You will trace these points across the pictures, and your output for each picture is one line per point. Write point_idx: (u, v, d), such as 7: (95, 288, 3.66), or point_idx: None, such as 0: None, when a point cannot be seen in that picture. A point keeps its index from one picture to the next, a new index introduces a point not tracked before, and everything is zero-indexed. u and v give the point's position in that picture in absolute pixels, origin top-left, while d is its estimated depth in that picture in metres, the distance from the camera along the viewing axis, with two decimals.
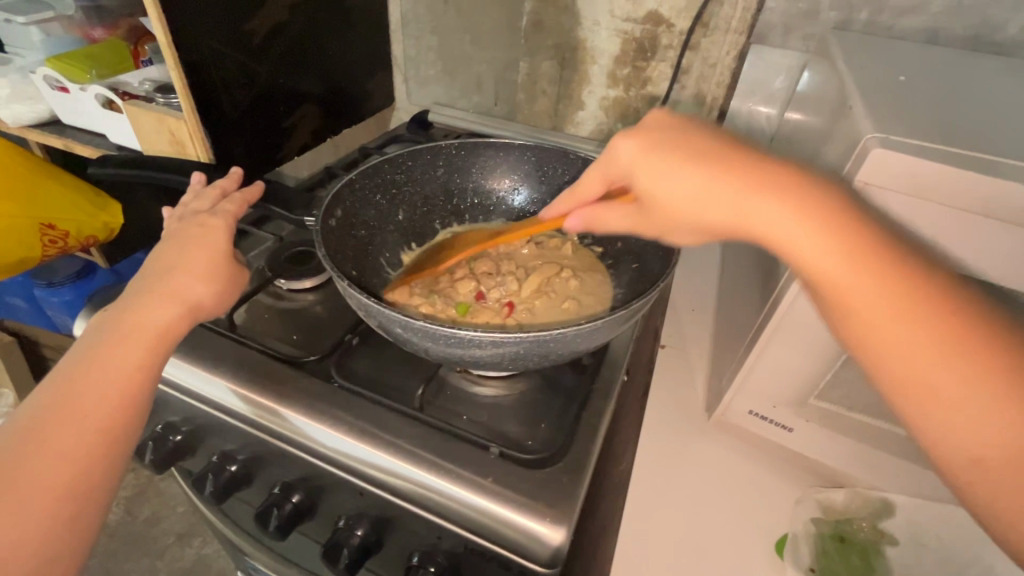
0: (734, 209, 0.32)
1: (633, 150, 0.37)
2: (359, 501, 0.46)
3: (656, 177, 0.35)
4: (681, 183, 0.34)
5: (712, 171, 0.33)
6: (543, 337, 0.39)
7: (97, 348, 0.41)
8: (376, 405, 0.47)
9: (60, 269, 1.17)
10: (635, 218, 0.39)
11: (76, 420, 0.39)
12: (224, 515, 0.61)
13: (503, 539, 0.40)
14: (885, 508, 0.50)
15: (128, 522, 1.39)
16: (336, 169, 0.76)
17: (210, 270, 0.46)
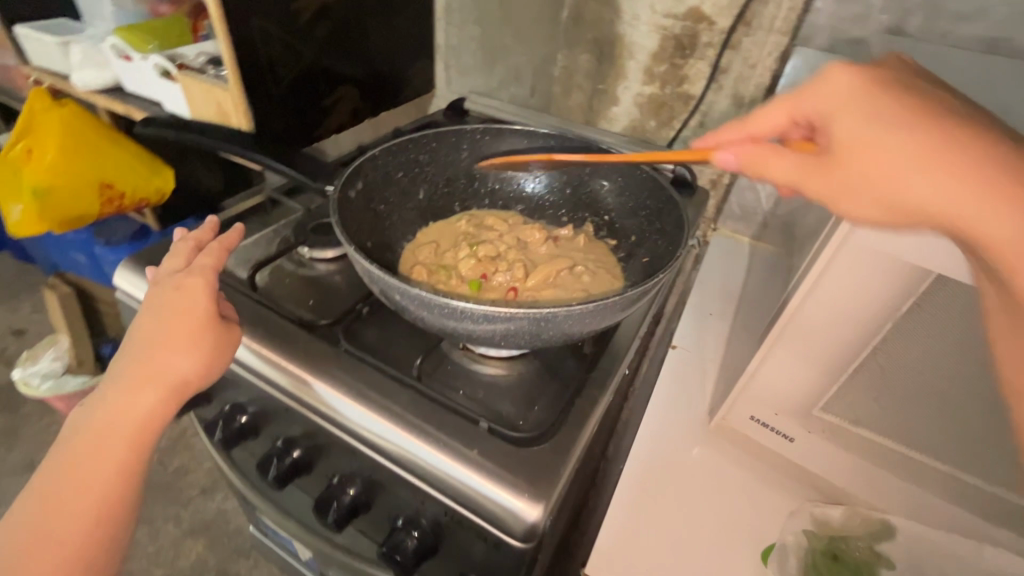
0: (944, 188, 0.28)
1: (846, 88, 0.34)
2: (353, 463, 0.48)
3: (868, 130, 0.31)
4: (898, 145, 0.30)
5: (937, 141, 0.29)
6: (534, 314, 0.40)
7: (93, 425, 0.44)
8: (375, 371, 0.49)
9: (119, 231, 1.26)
10: (804, 166, 0.34)
11: (82, 498, 0.44)
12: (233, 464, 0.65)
13: (483, 513, 0.41)
14: (884, 530, 0.48)
15: (159, 471, 1.48)
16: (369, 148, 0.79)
17: (190, 341, 0.45)
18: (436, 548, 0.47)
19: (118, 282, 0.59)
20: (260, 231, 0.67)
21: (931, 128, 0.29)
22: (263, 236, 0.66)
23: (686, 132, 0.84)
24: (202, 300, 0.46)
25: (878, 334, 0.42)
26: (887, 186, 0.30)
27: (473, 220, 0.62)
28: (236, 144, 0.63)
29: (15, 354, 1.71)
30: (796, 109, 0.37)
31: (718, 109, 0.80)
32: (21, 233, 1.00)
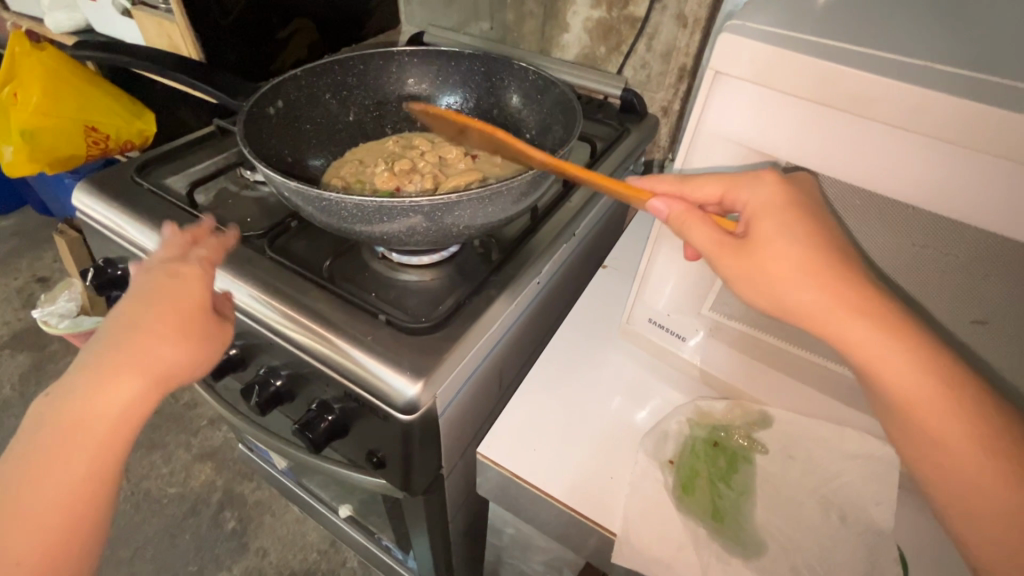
0: (811, 292, 0.36)
1: (777, 193, 0.38)
2: (277, 356, 0.54)
3: (779, 234, 0.37)
4: (790, 258, 0.37)
5: (818, 261, 0.36)
6: (400, 206, 0.43)
7: (63, 415, 0.40)
8: (293, 274, 0.54)
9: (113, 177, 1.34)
10: (725, 246, 0.38)
11: (53, 482, 0.40)
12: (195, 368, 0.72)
13: (377, 391, 0.47)
14: (761, 420, 0.52)
15: (171, 403, 1.62)
16: None
17: (181, 328, 0.44)
18: (347, 430, 0.53)
19: (75, 203, 0.64)
20: (210, 158, 0.72)
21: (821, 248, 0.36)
22: (213, 163, 0.71)
23: (634, 57, 0.83)
24: (203, 288, 0.46)
25: None
26: (774, 283, 0.37)
27: (401, 142, 0.65)
28: (205, 86, 0.71)
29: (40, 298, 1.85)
30: (730, 192, 0.40)
31: (663, 31, 0.79)
32: (16, 173, 1.07)
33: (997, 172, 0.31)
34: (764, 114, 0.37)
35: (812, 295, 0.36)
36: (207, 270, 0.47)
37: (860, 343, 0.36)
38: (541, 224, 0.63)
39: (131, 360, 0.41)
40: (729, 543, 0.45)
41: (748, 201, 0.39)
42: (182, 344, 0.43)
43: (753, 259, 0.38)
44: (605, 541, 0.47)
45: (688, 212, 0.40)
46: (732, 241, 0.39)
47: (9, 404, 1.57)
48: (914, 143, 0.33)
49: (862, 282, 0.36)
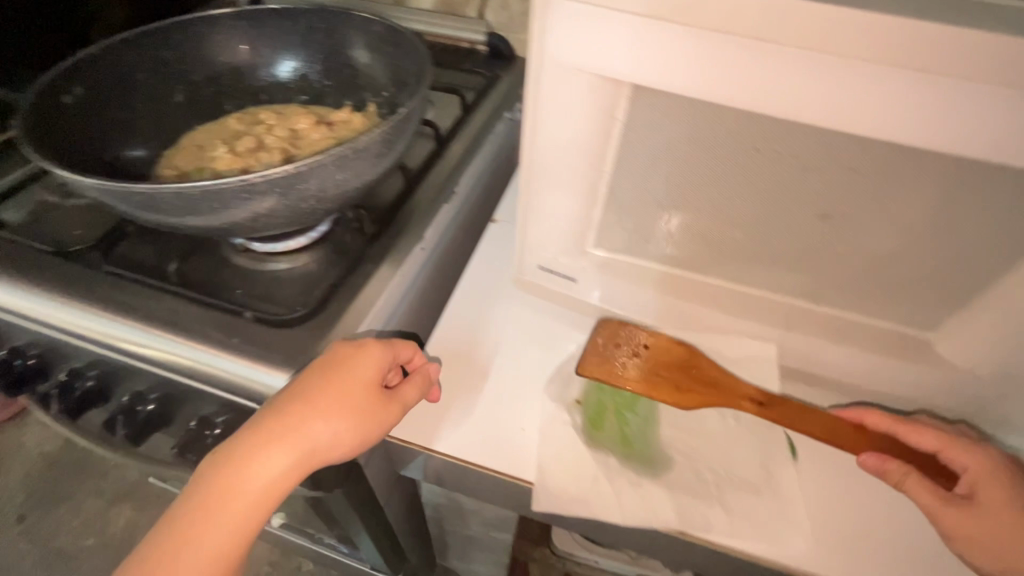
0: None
1: (993, 467, 0.42)
2: (140, 379, 0.48)
3: (1008, 503, 0.41)
4: (1009, 518, 0.40)
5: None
6: (232, 187, 0.38)
7: (217, 484, 0.37)
8: (136, 284, 0.47)
9: None
10: (952, 509, 0.41)
11: (190, 559, 0.36)
12: None
13: (257, 394, 0.43)
14: (656, 343, 0.53)
15: (70, 449, 1.46)
16: None
17: (352, 404, 0.40)
18: None
19: None
20: (15, 168, 0.60)
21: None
22: (19, 173, 0.60)
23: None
24: (380, 362, 0.42)
25: (611, 152, 0.43)
26: (997, 547, 0.40)
27: (245, 118, 0.58)
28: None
29: None
30: (950, 452, 0.43)
31: None
32: None
33: (945, 92, 0.31)
34: (600, 35, 0.36)
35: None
36: (388, 345, 0.44)
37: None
38: (415, 187, 0.59)
39: (283, 431, 0.38)
40: (639, 467, 0.46)
41: (966, 465, 0.43)
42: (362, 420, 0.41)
43: (973, 523, 0.41)
44: (524, 492, 0.47)
45: (905, 471, 0.43)
46: (952, 501, 0.42)
47: None
48: (844, 70, 0.32)
49: None
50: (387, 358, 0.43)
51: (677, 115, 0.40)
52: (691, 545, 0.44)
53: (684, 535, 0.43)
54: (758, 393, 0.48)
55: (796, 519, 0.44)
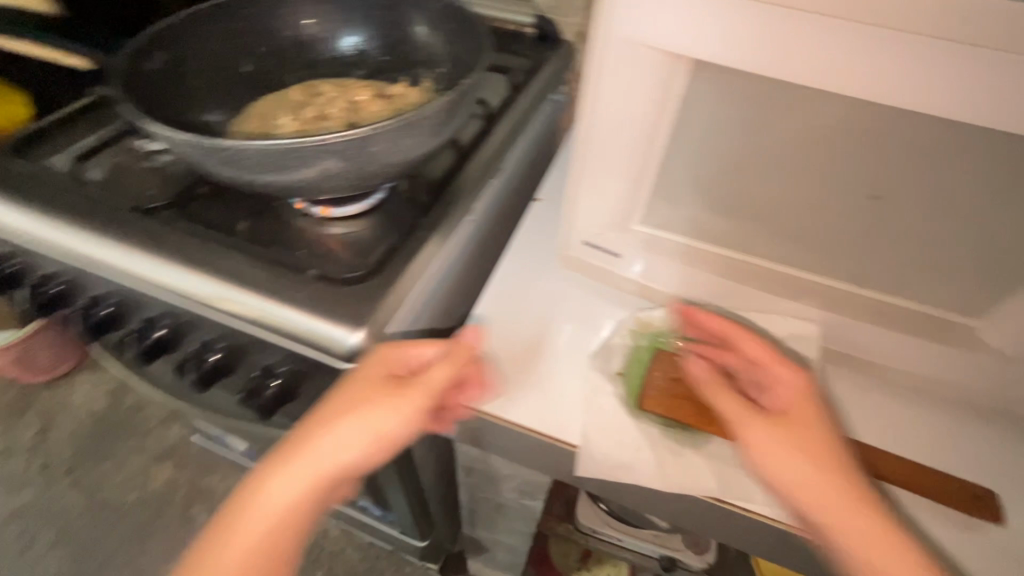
0: (817, 487, 0.41)
1: (800, 386, 0.45)
2: (208, 330, 0.51)
3: (789, 418, 0.44)
4: (797, 434, 0.43)
5: (804, 443, 0.42)
6: (308, 147, 0.41)
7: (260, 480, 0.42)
8: (209, 240, 0.51)
9: None
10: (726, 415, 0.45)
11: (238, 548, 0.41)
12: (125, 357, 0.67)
13: (320, 345, 0.46)
14: (697, 320, 0.54)
15: (116, 409, 1.55)
16: None
17: (367, 401, 0.43)
18: (296, 393, 0.51)
19: None
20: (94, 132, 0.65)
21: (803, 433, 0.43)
22: (97, 137, 0.64)
23: None
24: (391, 354, 0.44)
25: (666, 125, 0.45)
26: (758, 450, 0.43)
27: (306, 89, 0.61)
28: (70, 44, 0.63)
29: None
30: (763, 367, 0.47)
31: None
32: None
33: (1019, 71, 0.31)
34: (667, 11, 0.37)
35: (796, 485, 0.41)
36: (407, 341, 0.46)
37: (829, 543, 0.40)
38: (465, 161, 0.62)
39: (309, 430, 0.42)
40: (678, 438, 0.48)
41: (780, 389, 0.46)
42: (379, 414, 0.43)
43: (758, 430, 0.43)
44: (567, 457, 0.48)
45: (715, 382, 0.47)
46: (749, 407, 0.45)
47: None
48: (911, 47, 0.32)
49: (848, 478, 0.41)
50: (403, 350, 0.45)
51: (732, 87, 0.41)
52: (726, 515, 0.45)
53: (719, 503, 0.45)
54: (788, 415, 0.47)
55: None
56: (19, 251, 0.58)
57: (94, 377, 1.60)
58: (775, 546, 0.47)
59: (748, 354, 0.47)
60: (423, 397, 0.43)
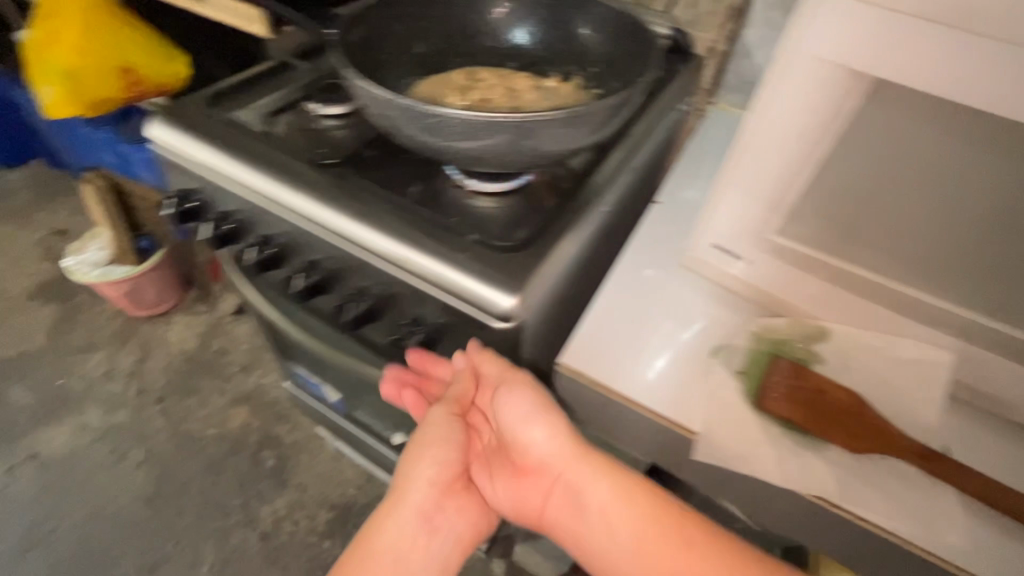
0: (565, 467, 0.51)
1: (973, 475, 0.47)
2: (367, 276, 0.57)
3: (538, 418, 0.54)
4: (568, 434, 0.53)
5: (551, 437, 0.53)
6: (505, 122, 0.46)
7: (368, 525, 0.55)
8: (380, 197, 0.57)
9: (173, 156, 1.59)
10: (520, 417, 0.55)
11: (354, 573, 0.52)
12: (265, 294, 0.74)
13: (477, 302, 0.50)
14: (820, 333, 0.55)
15: (204, 350, 1.68)
16: None
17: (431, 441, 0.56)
18: (436, 344, 0.57)
19: (150, 132, 0.66)
20: (269, 93, 0.72)
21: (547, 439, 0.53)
22: (274, 97, 0.71)
23: None
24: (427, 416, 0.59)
25: (825, 145, 0.47)
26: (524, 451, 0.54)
27: (467, 75, 0.67)
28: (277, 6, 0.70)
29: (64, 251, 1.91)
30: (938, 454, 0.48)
31: None
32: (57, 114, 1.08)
33: None
34: (867, 31, 0.39)
35: (560, 468, 0.52)
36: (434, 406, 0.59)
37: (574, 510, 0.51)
38: (605, 156, 0.66)
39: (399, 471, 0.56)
40: (797, 440, 0.49)
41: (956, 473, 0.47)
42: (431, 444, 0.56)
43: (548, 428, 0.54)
44: (685, 443, 0.51)
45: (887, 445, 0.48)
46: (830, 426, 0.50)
47: (46, 352, 1.64)
48: None
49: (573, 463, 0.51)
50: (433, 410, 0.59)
51: (903, 114, 0.44)
52: (838, 521, 0.47)
53: (832, 508, 0.46)
54: (922, 446, 0.48)
55: (949, 517, 0.46)
56: (208, 189, 0.66)
57: (188, 318, 1.75)
58: (884, 561, 0.48)
59: (491, 373, 0.54)
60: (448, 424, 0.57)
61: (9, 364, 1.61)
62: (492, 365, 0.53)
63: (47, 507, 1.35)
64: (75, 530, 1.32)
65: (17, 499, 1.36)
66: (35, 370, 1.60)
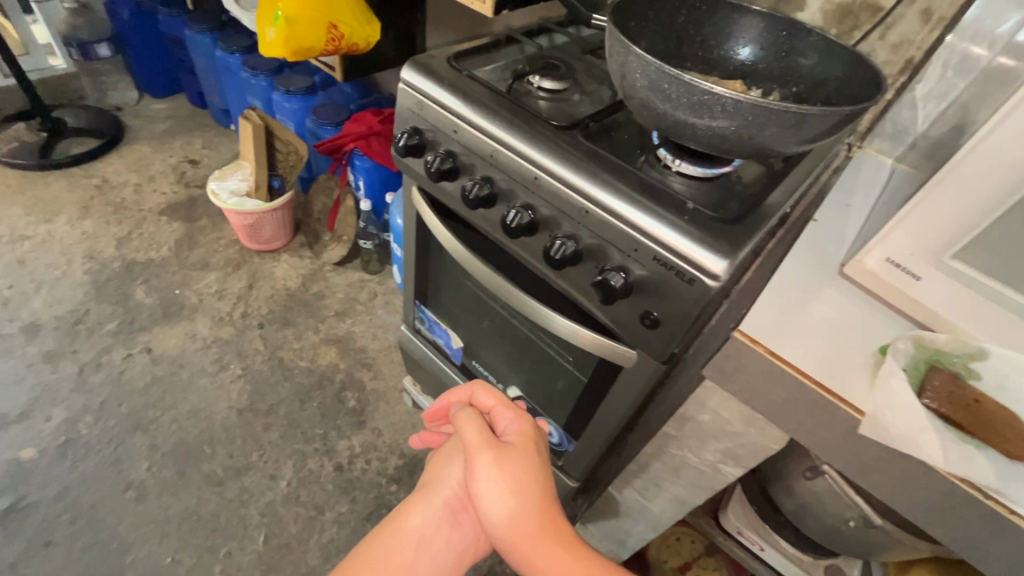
0: (511, 516, 0.58)
1: None
2: (583, 223, 0.66)
3: (527, 467, 0.61)
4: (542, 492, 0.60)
5: (534, 485, 0.60)
6: (762, 110, 0.54)
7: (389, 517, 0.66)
8: (608, 159, 0.66)
9: (325, 115, 1.71)
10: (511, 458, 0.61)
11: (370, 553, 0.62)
12: (452, 231, 0.84)
13: (693, 259, 0.58)
14: (980, 353, 0.61)
15: (304, 289, 1.80)
16: (546, 27, 0.94)
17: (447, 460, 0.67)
18: (631, 292, 0.65)
19: (404, 75, 0.77)
20: (492, 64, 0.83)
21: (529, 489, 0.59)
22: (498, 67, 0.82)
23: (865, 44, 0.90)
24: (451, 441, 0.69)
25: None
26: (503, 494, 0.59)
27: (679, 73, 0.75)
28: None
29: (194, 177, 2.09)
30: None
31: (904, 24, 0.86)
32: (268, 52, 1.23)
33: None
34: None
35: (509, 518, 0.57)
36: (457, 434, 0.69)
37: (509, 550, 0.57)
38: (791, 168, 0.73)
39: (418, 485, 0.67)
40: (958, 435, 0.55)
41: None
42: (450, 462, 0.68)
43: (532, 477, 0.60)
44: (846, 422, 0.58)
45: None
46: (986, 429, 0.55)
47: (169, 262, 1.80)
48: None
49: (541, 514, 0.58)
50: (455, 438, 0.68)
51: None
52: (987, 513, 0.52)
53: (983, 498, 0.52)
54: None
55: None
56: (438, 131, 0.77)
57: (295, 258, 1.89)
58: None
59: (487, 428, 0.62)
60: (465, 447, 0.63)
61: (138, 266, 1.77)
62: (471, 424, 0.63)
63: (154, 398, 1.48)
64: (175, 422, 1.45)
65: (130, 384, 1.50)
66: (157, 276, 1.76)
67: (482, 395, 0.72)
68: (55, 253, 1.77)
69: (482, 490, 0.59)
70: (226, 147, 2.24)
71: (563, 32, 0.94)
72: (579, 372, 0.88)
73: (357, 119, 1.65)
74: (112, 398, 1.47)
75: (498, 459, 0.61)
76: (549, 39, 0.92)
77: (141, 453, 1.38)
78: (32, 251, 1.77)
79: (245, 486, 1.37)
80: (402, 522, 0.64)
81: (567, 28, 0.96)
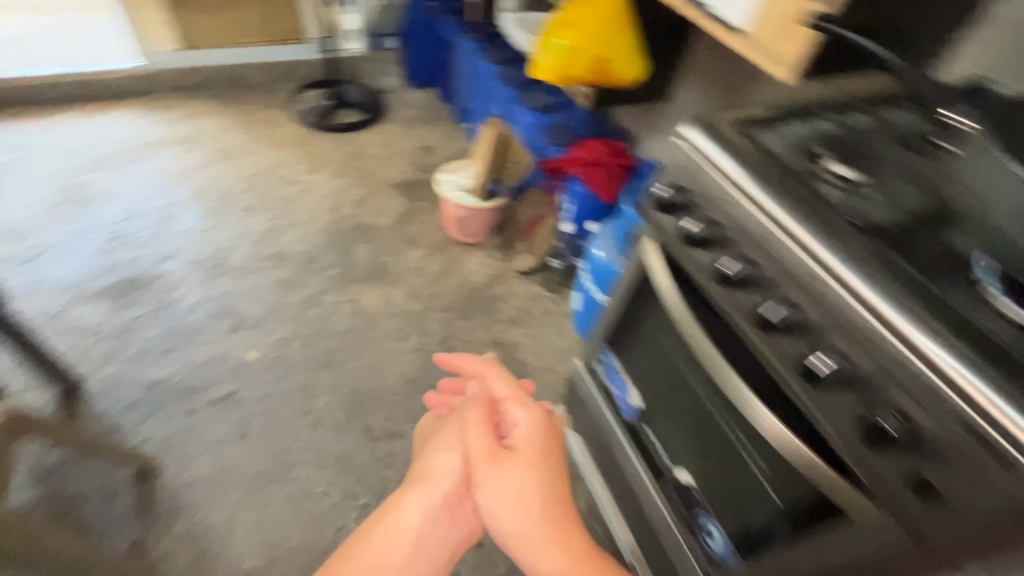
0: (518, 511, 0.60)
1: None
2: (859, 345, 0.57)
3: (535, 463, 0.63)
4: (550, 482, 0.62)
5: (543, 478, 0.62)
6: None
7: (382, 510, 0.61)
8: (917, 284, 0.56)
9: (558, 137, 1.80)
10: (513, 457, 0.63)
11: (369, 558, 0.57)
12: (681, 297, 0.80)
13: (1016, 438, 0.46)
14: None
15: (488, 287, 1.91)
16: (851, 102, 0.84)
17: (450, 444, 0.65)
18: (900, 443, 0.54)
19: (683, 133, 0.77)
20: (779, 137, 0.77)
21: (538, 477, 0.62)
22: (785, 141, 0.76)
23: None
24: (452, 426, 0.67)
25: None
26: (508, 486, 0.61)
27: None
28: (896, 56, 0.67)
29: (426, 163, 2.36)
30: None
31: None
32: (536, 73, 1.31)
33: None
34: None
35: (517, 511, 0.60)
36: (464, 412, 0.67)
37: (514, 541, 0.60)
38: None
39: (413, 479, 0.63)
40: None
41: None
42: (446, 449, 0.64)
43: (536, 472, 0.62)
44: None
45: None
46: None
47: (389, 231, 2.05)
48: None
49: (551, 503, 0.61)
50: (456, 425, 0.67)
51: None
52: None
53: None
54: None
55: None
56: (706, 195, 0.74)
57: (488, 257, 2.01)
58: None
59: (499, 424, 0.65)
60: (477, 434, 0.63)
61: (366, 227, 2.05)
62: (477, 424, 0.64)
63: (348, 343, 1.70)
64: (356, 371, 1.64)
65: (334, 325, 1.74)
66: (378, 240, 2.02)
67: (493, 382, 0.71)
68: (311, 199, 2.13)
69: (500, 486, 0.60)
70: (459, 141, 2.49)
71: (870, 109, 0.83)
72: (774, 489, 0.79)
73: (586, 146, 1.71)
74: (319, 332, 1.72)
75: (512, 464, 0.62)
76: (850, 116, 0.81)
77: (326, 387, 1.59)
78: (297, 192, 2.15)
79: (394, 449, 1.49)
80: (399, 515, 0.59)
81: (876, 105, 0.84)
